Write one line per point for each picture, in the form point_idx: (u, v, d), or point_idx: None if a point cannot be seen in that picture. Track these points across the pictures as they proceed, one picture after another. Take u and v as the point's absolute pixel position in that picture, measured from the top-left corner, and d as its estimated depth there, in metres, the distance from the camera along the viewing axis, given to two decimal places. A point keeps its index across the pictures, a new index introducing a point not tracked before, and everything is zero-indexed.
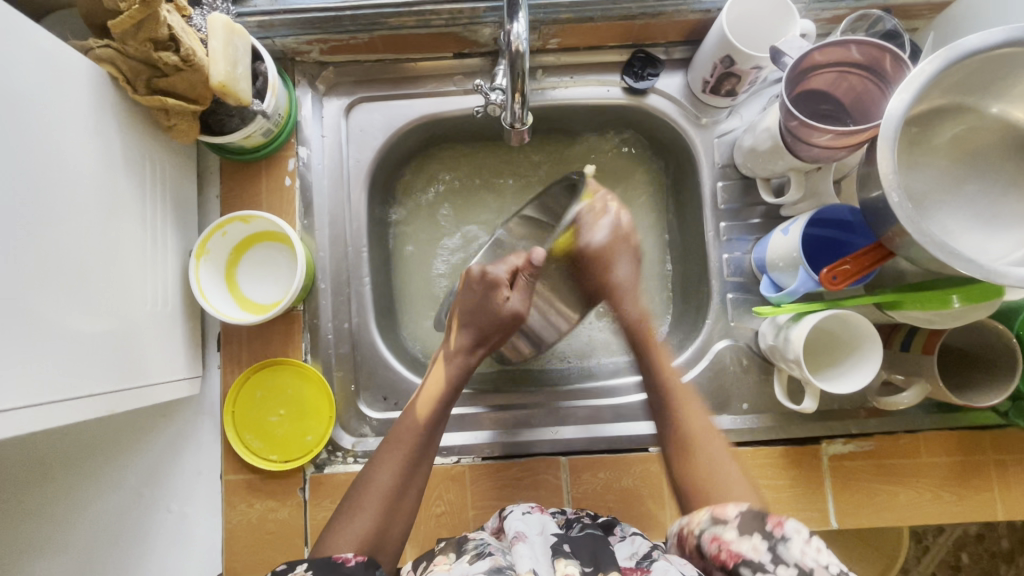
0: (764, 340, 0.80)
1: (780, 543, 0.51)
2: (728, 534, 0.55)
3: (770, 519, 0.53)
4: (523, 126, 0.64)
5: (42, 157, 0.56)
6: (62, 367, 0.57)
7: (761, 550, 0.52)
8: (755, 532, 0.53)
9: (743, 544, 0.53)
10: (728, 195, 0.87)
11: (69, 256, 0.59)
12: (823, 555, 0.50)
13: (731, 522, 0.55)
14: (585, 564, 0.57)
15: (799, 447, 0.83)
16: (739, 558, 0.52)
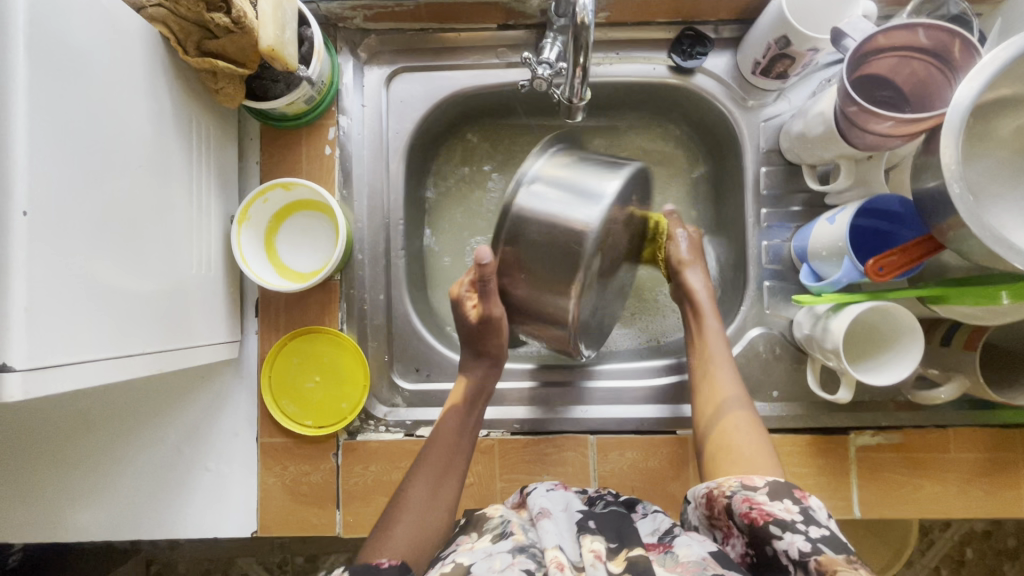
0: (801, 329, 0.80)
1: (809, 509, 0.57)
2: (761, 497, 0.59)
3: (797, 489, 0.59)
4: (580, 102, 0.63)
5: (97, 117, 0.56)
6: (116, 325, 0.58)
7: (794, 512, 0.57)
8: (787, 496, 0.58)
9: (777, 507, 0.57)
10: (772, 181, 0.85)
11: (121, 216, 0.60)
12: (844, 528, 0.56)
13: (763, 485, 0.60)
14: (610, 541, 0.58)
15: (827, 437, 0.83)
16: (772, 516, 0.57)
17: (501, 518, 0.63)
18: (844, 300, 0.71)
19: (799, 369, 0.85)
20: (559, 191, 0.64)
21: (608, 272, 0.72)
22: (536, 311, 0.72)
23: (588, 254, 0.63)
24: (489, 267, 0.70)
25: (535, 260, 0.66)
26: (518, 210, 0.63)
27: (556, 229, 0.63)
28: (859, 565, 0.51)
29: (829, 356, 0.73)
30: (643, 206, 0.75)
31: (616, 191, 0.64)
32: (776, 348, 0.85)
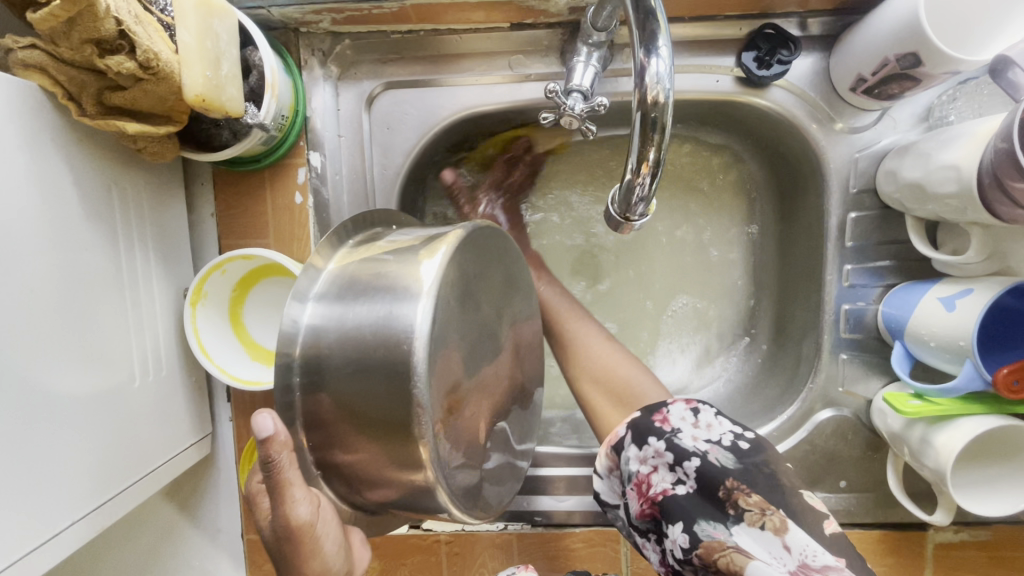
0: (884, 423, 0.65)
1: (675, 438, 0.51)
2: (634, 457, 0.53)
3: (655, 419, 0.53)
4: (641, 212, 0.44)
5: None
6: (18, 504, 0.45)
7: (664, 453, 0.51)
8: (652, 438, 0.52)
9: (659, 477, 0.51)
10: (860, 230, 0.67)
11: (13, 362, 0.45)
12: (714, 432, 0.52)
13: (629, 440, 0.54)
14: None
15: (900, 533, 0.71)
16: (660, 490, 0.51)
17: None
18: (957, 412, 0.56)
19: (874, 456, 0.71)
20: (357, 303, 0.46)
21: (468, 411, 0.51)
22: (390, 481, 0.49)
23: (420, 385, 0.43)
24: (279, 439, 0.44)
25: (361, 418, 0.46)
26: (308, 337, 0.47)
27: (368, 362, 0.45)
28: (743, 510, 0.47)
29: (922, 468, 0.60)
30: (502, 282, 0.55)
31: (438, 289, 0.44)
32: (848, 431, 0.71)
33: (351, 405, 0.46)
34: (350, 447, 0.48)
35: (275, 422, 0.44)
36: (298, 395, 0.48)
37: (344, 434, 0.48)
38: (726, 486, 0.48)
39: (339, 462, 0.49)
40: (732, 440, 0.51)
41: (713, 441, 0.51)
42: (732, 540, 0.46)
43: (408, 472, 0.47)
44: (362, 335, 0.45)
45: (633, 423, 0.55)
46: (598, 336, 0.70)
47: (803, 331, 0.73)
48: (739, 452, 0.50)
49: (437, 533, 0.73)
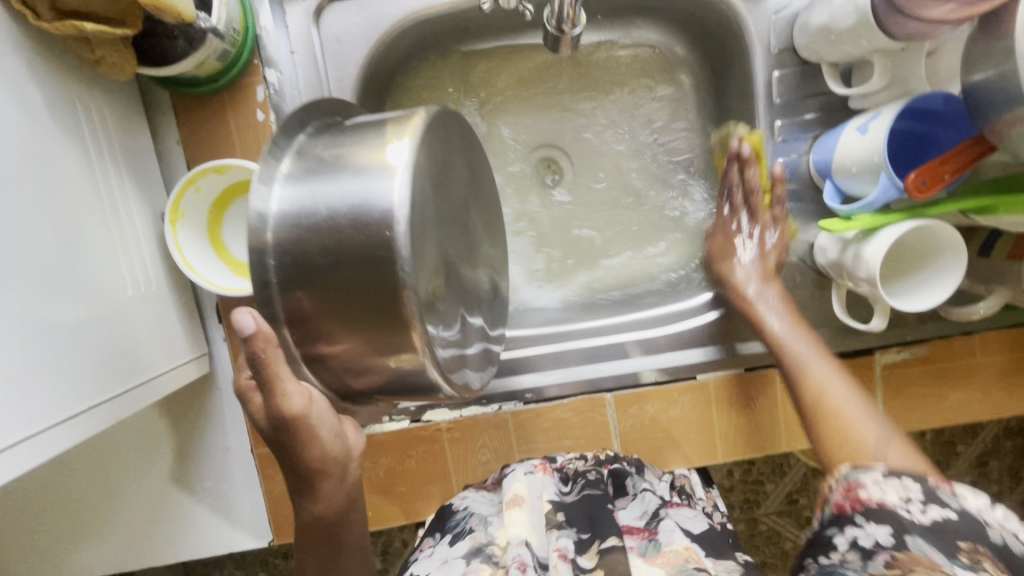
0: (825, 255, 0.73)
1: (954, 497, 0.48)
2: (868, 478, 0.51)
3: (938, 479, 0.49)
4: (572, 27, 0.60)
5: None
6: (34, 389, 0.48)
7: (912, 490, 0.49)
8: (908, 476, 0.50)
9: (879, 487, 0.50)
10: (786, 86, 0.74)
11: (8, 258, 0.47)
12: (1007, 524, 0.46)
13: (879, 468, 0.52)
14: (582, 531, 0.63)
15: (850, 361, 0.80)
16: (878, 502, 0.49)
17: (464, 511, 0.67)
18: (878, 223, 0.64)
19: (822, 295, 0.79)
20: (327, 190, 0.48)
21: (446, 298, 0.54)
22: (376, 365, 0.52)
23: (405, 262, 0.46)
24: (264, 336, 0.45)
25: (343, 305, 0.49)
26: (281, 223, 0.49)
27: (348, 249, 0.47)
28: (983, 567, 0.43)
29: (861, 284, 0.68)
30: (464, 166, 0.58)
31: (411, 171, 0.47)
32: (796, 276, 0.79)
33: (330, 292, 0.49)
34: (335, 338, 0.51)
35: (254, 319, 0.45)
36: (276, 295, 0.50)
37: (326, 326, 0.51)
38: (967, 546, 0.45)
39: (324, 355, 0.53)
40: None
41: (1006, 526, 0.46)
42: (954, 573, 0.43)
43: (396, 354, 0.51)
44: (341, 219, 0.47)
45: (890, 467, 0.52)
46: (846, 393, 0.62)
47: None
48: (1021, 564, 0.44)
49: (437, 422, 0.79)
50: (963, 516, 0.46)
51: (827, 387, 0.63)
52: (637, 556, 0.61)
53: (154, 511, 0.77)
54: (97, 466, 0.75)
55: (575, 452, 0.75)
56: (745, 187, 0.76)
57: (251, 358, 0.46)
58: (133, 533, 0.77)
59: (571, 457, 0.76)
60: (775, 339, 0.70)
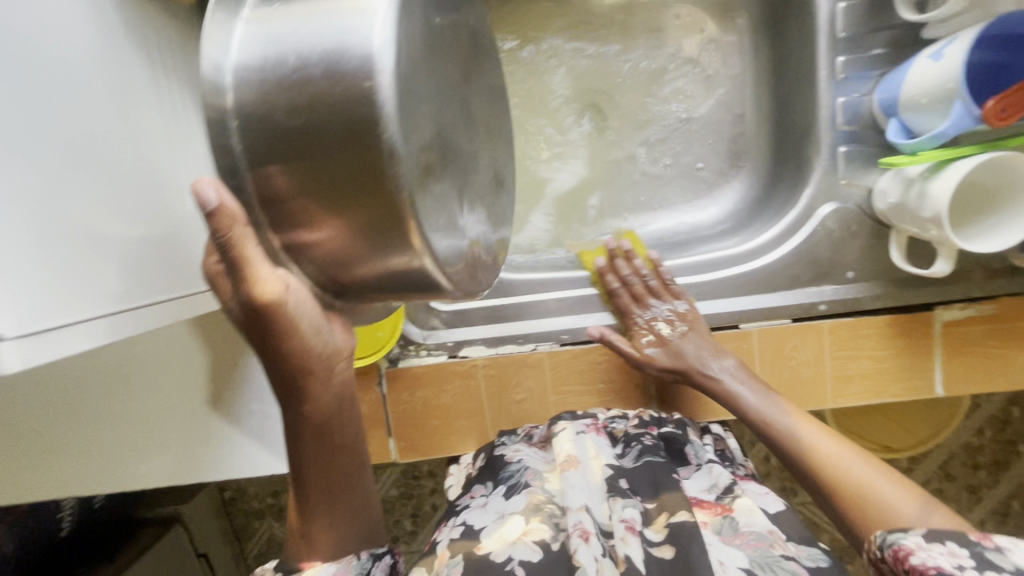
0: (885, 198, 0.70)
1: (997, 553, 0.48)
2: (911, 539, 0.52)
3: (976, 538, 0.50)
4: None
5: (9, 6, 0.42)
6: (113, 275, 0.50)
7: (961, 556, 0.49)
8: (952, 541, 0.50)
9: (926, 551, 0.50)
10: (851, 19, 0.70)
11: (91, 153, 0.49)
12: None
13: (918, 530, 0.52)
14: (647, 500, 0.64)
15: (907, 315, 0.75)
16: (932, 565, 0.48)
17: (519, 464, 0.70)
18: (947, 156, 0.60)
19: (880, 244, 0.75)
20: (291, 35, 0.42)
21: (445, 188, 0.49)
22: (363, 257, 0.47)
23: (391, 126, 0.41)
24: (228, 209, 0.42)
25: (320, 180, 0.44)
26: (241, 78, 0.43)
27: (322, 110, 0.42)
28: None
29: (928, 228, 0.64)
30: (463, 37, 0.53)
31: (393, 12, 0.41)
32: (852, 224, 0.74)
33: (303, 166, 0.43)
34: (318, 221, 0.46)
35: (216, 193, 0.42)
36: (245, 174, 0.45)
37: (305, 209, 0.45)
38: None
39: (304, 244, 0.47)
40: None
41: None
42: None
43: (384, 245, 0.46)
44: (314, 76, 0.41)
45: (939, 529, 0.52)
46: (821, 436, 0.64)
47: (803, 136, 0.76)
48: None
49: (473, 358, 0.80)
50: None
51: (814, 441, 0.64)
52: (712, 533, 0.61)
53: (200, 428, 0.81)
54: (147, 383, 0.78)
55: (619, 410, 0.76)
56: (641, 278, 0.79)
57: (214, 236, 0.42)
58: (183, 447, 0.81)
59: (613, 415, 0.77)
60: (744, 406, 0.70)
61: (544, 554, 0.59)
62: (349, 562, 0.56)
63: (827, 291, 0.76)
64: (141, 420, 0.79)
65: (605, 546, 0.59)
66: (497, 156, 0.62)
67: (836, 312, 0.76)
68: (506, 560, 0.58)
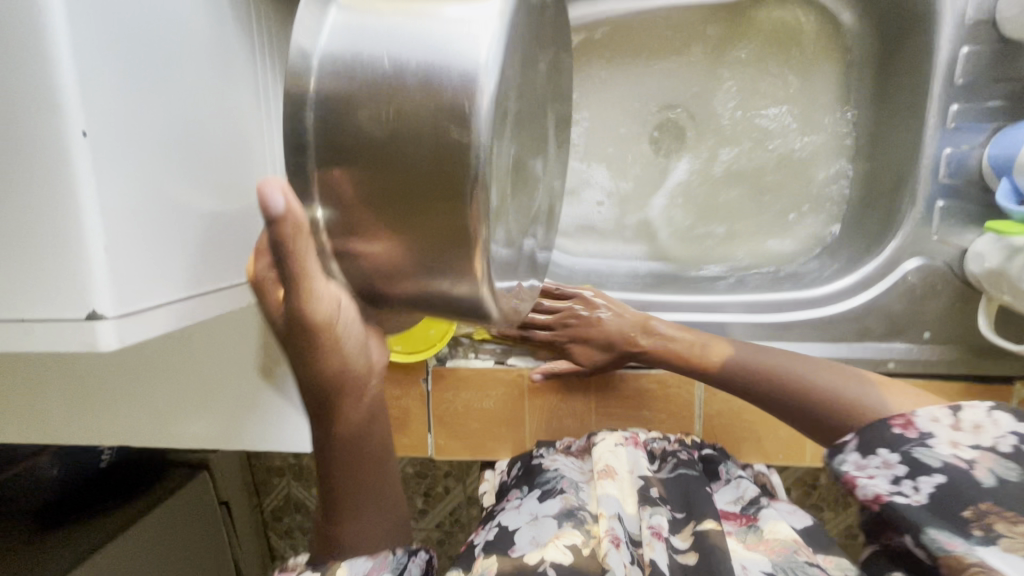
0: (981, 262, 0.65)
1: (924, 445, 0.48)
2: (850, 459, 0.51)
3: (895, 427, 0.50)
4: None
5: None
6: (198, 255, 0.50)
7: (895, 465, 0.48)
8: (882, 447, 0.50)
9: (868, 475, 0.49)
10: (972, 65, 0.65)
11: (195, 129, 0.50)
12: (978, 436, 0.47)
13: (852, 444, 0.51)
14: (678, 511, 0.64)
15: (980, 386, 0.71)
16: (874, 495, 0.48)
17: (554, 471, 0.69)
18: None
19: (963, 308, 0.70)
20: (391, 27, 0.39)
21: (508, 215, 0.45)
22: (410, 283, 0.44)
23: (480, 157, 0.37)
24: (294, 218, 0.38)
25: (388, 188, 0.40)
26: (331, 60, 0.40)
27: (405, 116, 0.39)
28: (999, 534, 0.43)
29: None
30: (553, 53, 0.49)
31: (503, 23, 0.37)
32: (937, 283, 0.70)
33: (370, 170, 0.40)
34: (375, 242, 0.43)
35: (286, 198, 0.37)
36: (313, 173, 0.42)
37: (362, 218, 0.42)
38: (978, 506, 0.44)
39: (355, 255, 0.44)
40: (1010, 446, 0.46)
41: (983, 447, 0.46)
42: (975, 555, 0.42)
43: (440, 280, 0.43)
44: (398, 85, 0.39)
45: (866, 430, 0.51)
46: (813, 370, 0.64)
47: (896, 183, 0.72)
48: (1016, 464, 0.45)
49: (521, 368, 0.80)
50: (946, 477, 0.45)
51: (801, 373, 0.64)
52: (738, 541, 0.60)
53: (247, 398, 0.84)
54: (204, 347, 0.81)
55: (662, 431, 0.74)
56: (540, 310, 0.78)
57: (275, 244, 0.39)
58: (228, 414, 0.84)
59: (655, 437, 0.76)
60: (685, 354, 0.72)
61: (575, 558, 0.57)
62: (385, 558, 0.52)
63: (897, 349, 0.72)
64: (195, 381, 0.82)
65: (633, 553, 0.58)
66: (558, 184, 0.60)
67: (905, 371, 0.72)
68: (539, 561, 0.57)
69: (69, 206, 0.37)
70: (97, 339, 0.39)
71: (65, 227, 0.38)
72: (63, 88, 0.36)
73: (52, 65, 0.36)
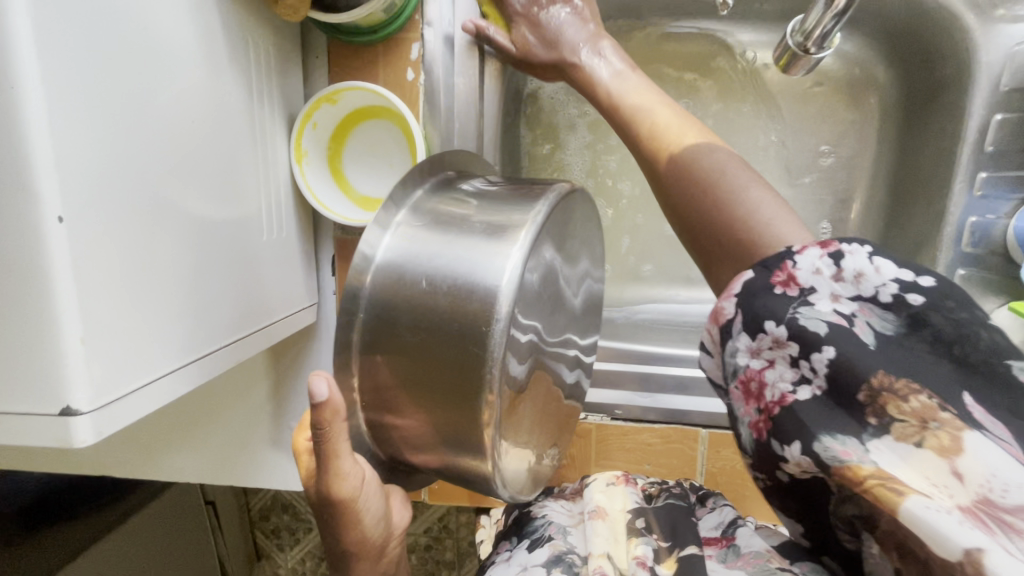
0: None
1: (806, 307, 0.33)
2: (739, 347, 0.35)
3: (777, 285, 0.33)
4: (818, 52, 0.59)
5: (125, 39, 0.40)
6: (181, 319, 0.47)
7: (786, 343, 0.33)
8: (769, 320, 0.33)
9: (761, 369, 0.34)
10: (1004, 133, 0.63)
11: (183, 185, 0.47)
12: (867, 280, 0.33)
13: (737, 324, 0.35)
14: (665, 539, 0.59)
15: None
16: (772, 396, 0.33)
17: (543, 518, 0.65)
18: None
19: None
20: (435, 250, 0.47)
21: (524, 401, 0.52)
22: (433, 450, 0.51)
23: (496, 366, 0.44)
24: (332, 406, 0.43)
25: (418, 379, 0.47)
26: (376, 278, 0.47)
27: (436, 325, 0.46)
28: (893, 420, 0.30)
29: None
30: (579, 238, 0.56)
31: (525, 254, 0.45)
32: None
33: (406, 363, 0.47)
34: (400, 412, 0.50)
35: (326, 387, 0.43)
36: (358, 352, 0.48)
37: (396, 400, 0.49)
38: (870, 385, 0.31)
39: (388, 426, 0.51)
40: (893, 294, 0.32)
41: (862, 298, 0.33)
42: (873, 462, 0.30)
43: (461, 454, 0.50)
44: (442, 295, 0.46)
45: (741, 290, 0.35)
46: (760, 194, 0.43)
47: (917, 246, 0.70)
48: (903, 311, 0.32)
49: None
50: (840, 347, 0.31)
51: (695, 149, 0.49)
52: (718, 564, 0.54)
53: (248, 441, 0.81)
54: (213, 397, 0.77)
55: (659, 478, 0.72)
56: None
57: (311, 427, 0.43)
58: (224, 457, 0.80)
59: (653, 481, 0.73)
60: (609, 96, 0.61)
61: None
62: None
63: None
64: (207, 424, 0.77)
65: None
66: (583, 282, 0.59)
67: None
68: None
69: (43, 293, 0.34)
70: (71, 435, 0.36)
71: (36, 315, 0.34)
72: (33, 168, 0.33)
73: (26, 145, 0.33)
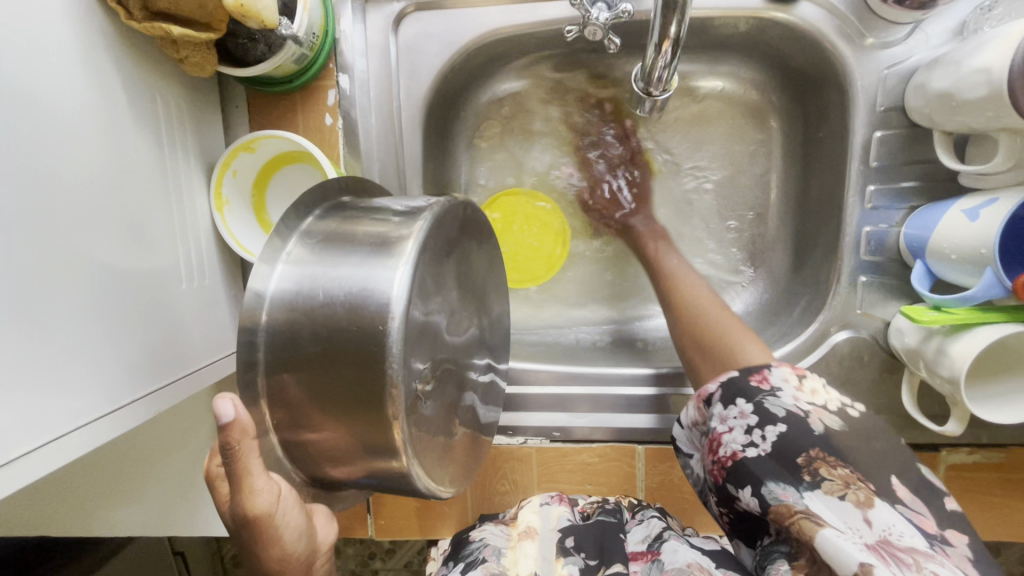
0: (901, 338, 0.66)
1: (774, 397, 0.51)
2: (716, 414, 0.54)
3: (752, 379, 0.53)
4: (661, 95, 0.62)
5: (3, 106, 0.42)
6: (80, 376, 0.47)
7: (748, 415, 0.51)
8: (740, 398, 0.53)
9: (728, 431, 0.52)
10: (885, 149, 0.67)
11: (83, 241, 0.48)
12: (817, 397, 0.51)
13: (716, 397, 0.55)
14: (591, 558, 0.61)
15: (910, 454, 0.71)
16: (730, 450, 0.52)
17: (479, 542, 0.66)
18: (967, 322, 0.57)
19: (890, 379, 0.71)
20: (327, 270, 0.49)
21: (434, 407, 0.53)
22: (363, 463, 0.52)
23: (396, 373, 0.45)
24: (240, 426, 0.43)
25: (327, 397, 0.48)
26: (274, 308, 0.49)
27: (338, 341, 0.47)
28: (822, 478, 0.47)
29: (942, 384, 0.61)
30: (474, 251, 0.58)
31: (410, 267, 0.46)
32: (864, 354, 0.71)
33: (314, 379, 0.48)
34: (316, 428, 0.50)
35: (234, 409, 0.43)
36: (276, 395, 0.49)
37: (313, 417, 0.50)
38: (810, 453, 0.48)
39: (304, 441, 0.52)
40: (837, 407, 0.51)
41: (817, 405, 0.51)
42: (803, 504, 0.46)
43: (381, 461, 0.50)
44: (338, 312, 0.47)
45: (727, 379, 0.55)
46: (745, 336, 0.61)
47: (824, 256, 0.74)
48: (842, 418, 0.50)
49: None
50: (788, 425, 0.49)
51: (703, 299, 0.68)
52: None
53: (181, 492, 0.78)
54: (141, 457, 0.74)
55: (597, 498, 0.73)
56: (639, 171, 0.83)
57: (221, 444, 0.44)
58: (159, 512, 0.77)
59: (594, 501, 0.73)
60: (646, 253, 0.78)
61: None
62: None
63: None
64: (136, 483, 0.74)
65: None
66: (483, 298, 0.62)
67: None
68: None
69: None
70: None
71: None
72: None
73: None
